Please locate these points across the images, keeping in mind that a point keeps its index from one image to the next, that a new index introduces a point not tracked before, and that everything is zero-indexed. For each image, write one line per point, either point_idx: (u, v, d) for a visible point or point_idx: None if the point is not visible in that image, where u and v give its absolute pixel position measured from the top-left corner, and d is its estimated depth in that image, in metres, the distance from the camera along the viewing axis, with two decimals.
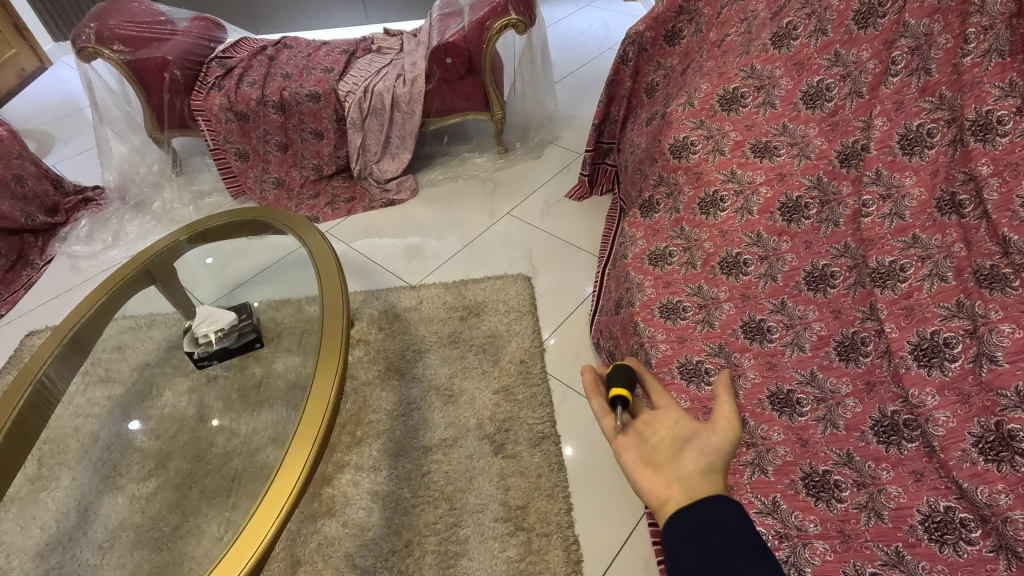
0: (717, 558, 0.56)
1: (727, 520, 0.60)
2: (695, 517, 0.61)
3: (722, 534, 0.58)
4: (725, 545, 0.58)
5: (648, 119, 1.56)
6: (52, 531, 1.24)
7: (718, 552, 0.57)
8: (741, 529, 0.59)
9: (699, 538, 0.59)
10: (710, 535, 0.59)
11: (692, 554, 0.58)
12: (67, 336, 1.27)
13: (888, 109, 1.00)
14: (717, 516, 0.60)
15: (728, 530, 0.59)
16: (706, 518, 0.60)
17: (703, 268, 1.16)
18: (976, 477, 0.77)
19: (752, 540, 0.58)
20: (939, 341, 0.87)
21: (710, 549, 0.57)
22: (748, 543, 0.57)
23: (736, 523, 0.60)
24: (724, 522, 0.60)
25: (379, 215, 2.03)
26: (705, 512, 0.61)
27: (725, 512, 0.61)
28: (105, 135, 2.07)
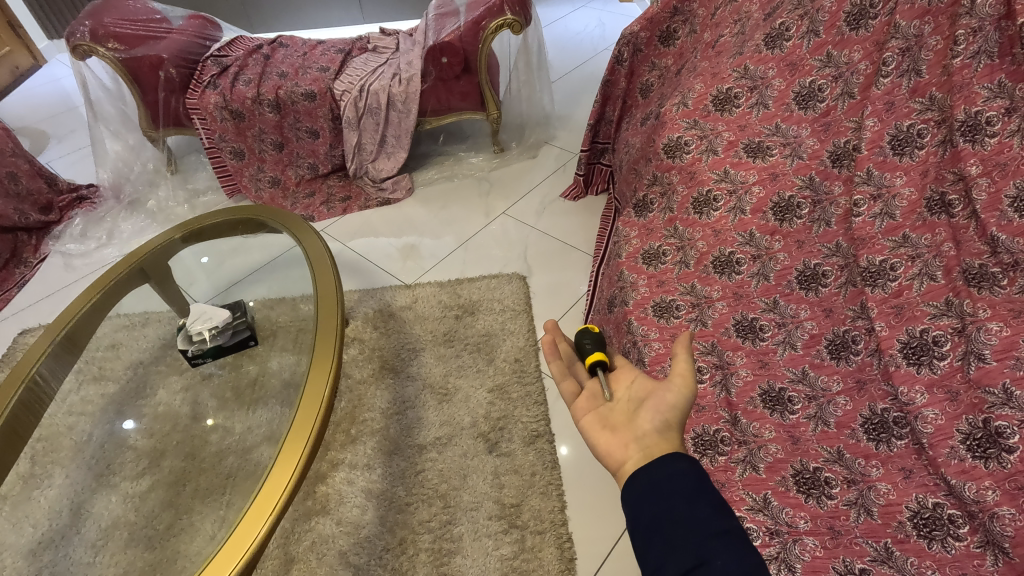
0: (676, 518, 0.52)
1: (689, 474, 0.55)
2: (655, 471, 0.56)
3: (682, 491, 0.53)
4: (686, 503, 0.53)
5: (643, 119, 1.57)
6: (45, 530, 1.24)
7: (678, 509, 0.52)
8: (701, 483, 0.54)
9: (658, 493, 0.54)
10: (668, 488, 0.54)
11: (648, 507, 0.54)
12: (61, 333, 1.27)
13: (879, 110, 1.01)
14: (678, 472, 0.55)
15: (688, 487, 0.54)
16: (664, 475, 0.55)
17: (696, 267, 1.16)
18: (964, 473, 0.78)
19: (711, 495, 0.53)
20: (928, 339, 0.88)
21: (670, 505, 0.53)
22: (709, 498, 0.53)
23: (698, 477, 0.55)
24: (686, 480, 0.54)
25: (374, 214, 2.03)
26: (667, 466, 0.56)
27: (688, 465, 0.56)
28: (100, 133, 2.06)
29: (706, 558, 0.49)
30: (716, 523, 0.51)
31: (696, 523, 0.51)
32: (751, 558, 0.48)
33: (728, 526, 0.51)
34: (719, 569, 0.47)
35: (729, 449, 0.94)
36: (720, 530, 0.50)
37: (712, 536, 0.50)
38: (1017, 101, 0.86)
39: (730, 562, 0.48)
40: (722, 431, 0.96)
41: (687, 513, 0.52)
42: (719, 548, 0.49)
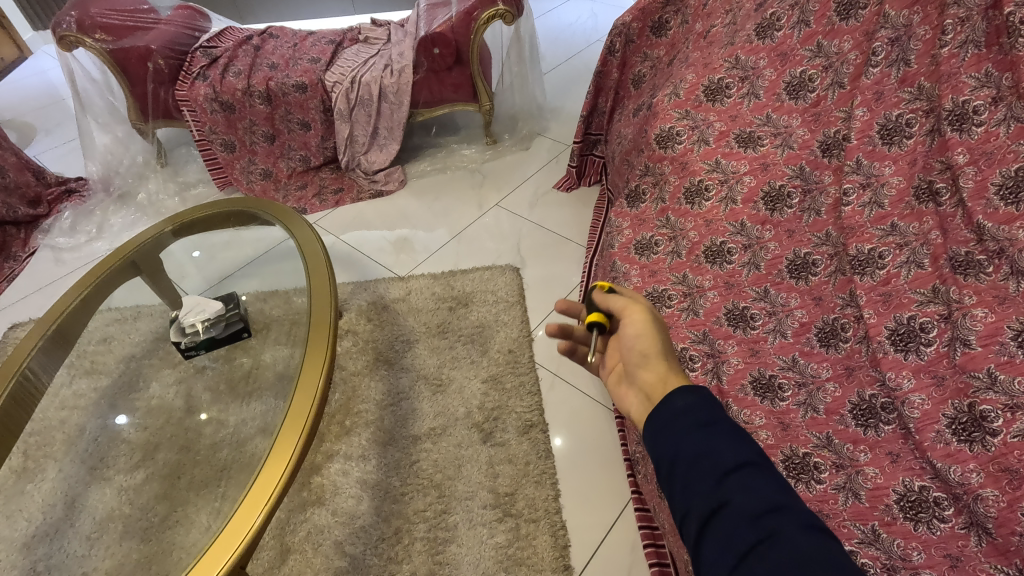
0: (689, 459, 0.50)
1: (700, 408, 0.52)
2: (663, 410, 0.54)
3: (691, 426, 0.51)
4: (695, 439, 0.51)
5: (636, 110, 1.57)
6: (39, 523, 1.23)
7: (688, 447, 0.50)
8: (712, 414, 0.52)
9: (667, 434, 0.52)
10: (679, 429, 0.52)
11: (662, 450, 0.52)
12: (51, 327, 1.26)
13: (868, 99, 1.02)
14: (686, 409, 0.53)
15: (697, 423, 0.51)
16: (673, 415, 0.53)
17: (688, 257, 1.17)
18: (949, 457, 0.79)
19: (725, 425, 0.51)
20: (915, 326, 0.89)
21: (679, 445, 0.51)
22: (721, 430, 0.50)
23: (707, 410, 0.52)
24: (694, 415, 0.52)
25: (367, 206, 2.02)
26: (675, 404, 0.54)
27: (695, 399, 0.53)
28: (87, 125, 2.04)
29: (725, 496, 0.47)
30: (732, 456, 0.49)
31: (710, 460, 0.49)
32: (773, 490, 0.47)
33: (746, 457, 0.49)
34: (739, 507, 0.46)
35: None
36: (738, 464, 0.48)
37: (729, 471, 0.48)
38: (1003, 90, 0.87)
39: (750, 496, 0.46)
40: None
41: (700, 452, 0.49)
42: (738, 484, 0.47)
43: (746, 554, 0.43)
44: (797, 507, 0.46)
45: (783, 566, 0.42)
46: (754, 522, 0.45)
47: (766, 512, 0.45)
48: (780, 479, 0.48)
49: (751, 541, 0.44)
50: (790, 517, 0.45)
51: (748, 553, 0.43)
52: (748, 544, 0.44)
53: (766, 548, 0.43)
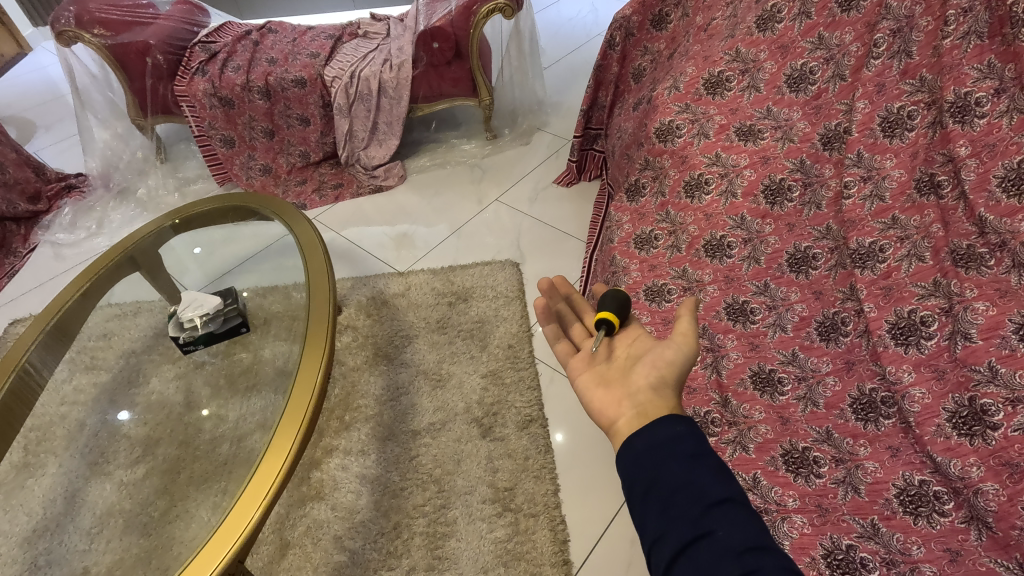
0: (674, 485, 0.49)
1: (690, 437, 0.52)
2: (647, 432, 0.53)
3: (684, 452, 0.51)
4: (683, 466, 0.50)
5: (636, 104, 1.56)
6: (39, 518, 1.24)
7: (675, 473, 0.50)
8: (700, 445, 0.52)
9: (654, 456, 0.51)
10: (669, 453, 0.51)
11: (644, 471, 0.51)
12: (51, 322, 1.26)
13: (870, 91, 1.01)
14: (677, 435, 0.52)
15: (687, 451, 0.51)
16: (664, 439, 0.52)
17: (687, 252, 1.17)
18: (949, 451, 0.79)
19: (714, 459, 0.51)
20: (916, 319, 0.89)
21: (666, 470, 0.50)
22: (708, 462, 0.50)
23: (698, 439, 0.52)
24: (685, 442, 0.52)
25: (366, 201, 2.02)
26: (667, 427, 0.53)
27: (687, 427, 0.53)
28: (87, 121, 2.04)
29: (708, 528, 0.46)
30: (719, 490, 0.49)
31: (698, 489, 0.49)
32: (756, 529, 0.47)
33: (732, 493, 0.49)
34: (723, 541, 0.46)
35: (720, 429, 0.96)
36: (725, 499, 0.48)
37: (715, 504, 0.48)
38: (1006, 82, 0.87)
39: (735, 532, 0.46)
40: (712, 412, 0.98)
41: (689, 480, 0.49)
42: (723, 518, 0.47)
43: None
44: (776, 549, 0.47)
45: None
46: (738, 558, 0.45)
47: (749, 550, 0.45)
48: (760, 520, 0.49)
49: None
50: (770, 559, 0.45)
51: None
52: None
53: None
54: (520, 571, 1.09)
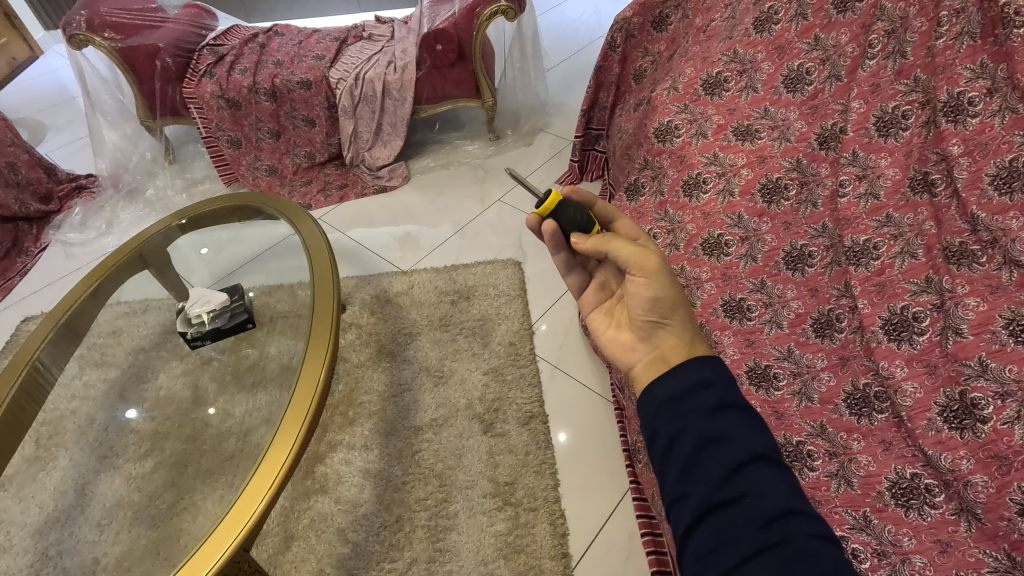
0: (698, 443, 0.50)
1: (715, 389, 0.52)
2: (674, 378, 0.54)
3: (707, 406, 0.51)
4: (709, 420, 0.50)
5: (636, 105, 1.58)
6: (51, 510, 1.27)
7: (699, 428, 0.50)
8: (727, 395, 0.51)
9: (677, 408, 0.52)
10: (692, 409, 0.51)
11: (666, 424, 0.52)
12: (62, 320, 1.29)
13: (865, 91, 1.04)
14: (701, 383, 0.53)
15: (711, 403, 0.51)
16: (687, 390, 0.53)
17: (685, 250, 1.18)
18: (940, 444, 0.80)
19: (742, 412, 0.51)
20: (908, 315, 0.90)
21: (689, 424, 0.51)
22: (735, 417, 0.50)
23: (723, 389, 0.52)
24: (708, 393, 0.52)
25: (371, 201, 2.05)
26: (692, 374, 0.53)
27: (711, 375, 0.53)
28: (97, 123, 2.07)
29: (734, 493, 0.47)
30: (745, 447, 0.49)
31: (723, 447, 0.49)
32: (783, 490, 0.47)
33: (760, 449, 0.49)
34: (748, 507, 0.46)
35: None
36: (750, 459, 0.48)
37: (740, 463, 0.48)
38: (998, 81, 0.88)
39: (762, 496, 0.46)
40: None
41: (712, 437, 0.49)
42: (747, 480, 0.47)
43: (748, 556, 0.44)
44: (806, 511, 0.47)
45: (789, 572, 0.43)
46: (763, 527, 0.45)
47: (777, 518, 0.45)
48: (792, 478, 0.48)
49: (756, 543, 0.44)
50: (799, 522, 0.45)
51: (751, 556, 0.44)
52: (753, 544, 0.45)
53: (773, 555, 0.44)
54: (519, 564, 1.11)
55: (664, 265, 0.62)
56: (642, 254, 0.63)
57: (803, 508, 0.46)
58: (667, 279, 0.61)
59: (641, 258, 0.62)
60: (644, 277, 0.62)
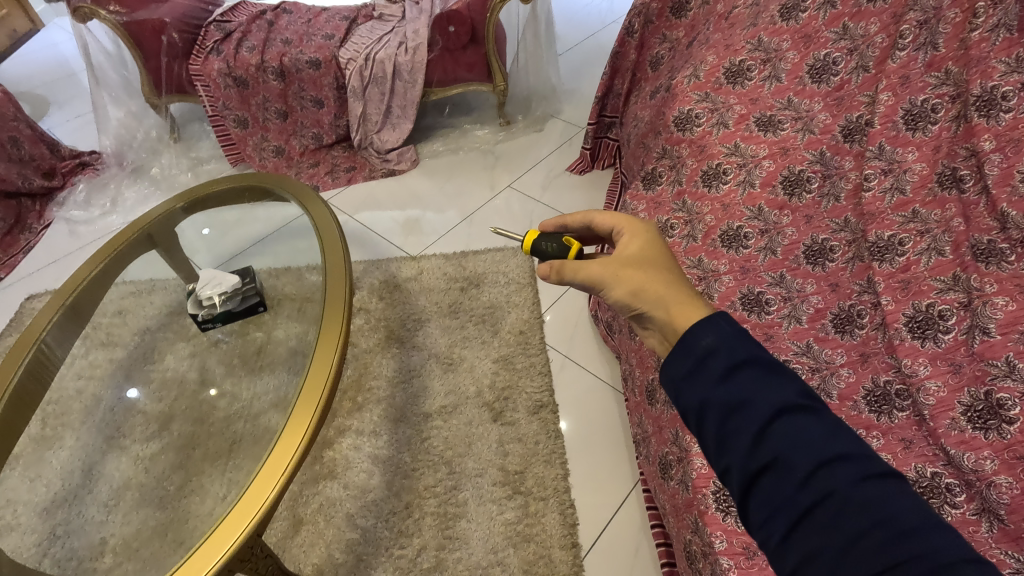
0: (722, 415, 0.47)
1: (722, 352, 0.49)
2: (681, 351, 0.51)
3: (717, 374, 0.48)
4: (725, 388, 0.48)
5: (653, 92, 1.55)
6: (58, 489, 1.27)
7: (718, 400, 0.47)
8: (737, 355, 0.48)
9: (691, 381, 0.49)
10: (705, 379, 0.49)
11: (687, 400, 0.50)
12: (67, 301, 1.27)
13: (893, 83, 1.01)
14: (707, 351, 0.49)
15: (722, 369, 0.48)
16: (695, 361, 0.50)
17: (703, 241, 1.15)
18: (963, 444, 0.80)
19: (758, 368, 0.48)
20: (934, 313, 0.89)
21: (707, 398, 0.48)
22: (751, 376, 0.47)
23: (730, 350, 0.49)
24: (717, 359, 0.49)
25: (379, 185, 2.02)
26: (695, 344, 0.50)
27: (715, 338, 0.50)
28: (101, 99, 2.03)
29: (771, 456, 0.45)
30: (768, 406, 0.46)
31: (746, 412, 0.46)
32: (818, 438, 0.44)
33: (784, 403, 0.46)
34: (789, 468, 0.44)
35: None
36: (775, 416, 0.46)
37: (768, 425, 0.45)
38: None
39: (797, 453, 0.44)
40: None
41: (733, 406, 0.47)
42: (779, 440, 0.45)
43: (799, 518, 0.43)
44: (849, 452, 0.44)
45: (843, 525, 0.41)
46: (807, 485, 0.43)
47: (819, 472, 0.43)
48: (826, 420, 0.46)
49: (802, 505, 0.43)
50: (841, 469, 0.43)
51: (800, 518, 0.43)
52: (800, 506, 0.43)
53: (823, 512, 0.42)
54: (529, 553, 1.11)
55: (609, 270, 0.64)
56: (588, 270, 0.66)
57: (842, 452, 0.44)
58: (617, 281, 0.62)
59: (591, 275, 0.65)
60: (601, 290, 0.65)
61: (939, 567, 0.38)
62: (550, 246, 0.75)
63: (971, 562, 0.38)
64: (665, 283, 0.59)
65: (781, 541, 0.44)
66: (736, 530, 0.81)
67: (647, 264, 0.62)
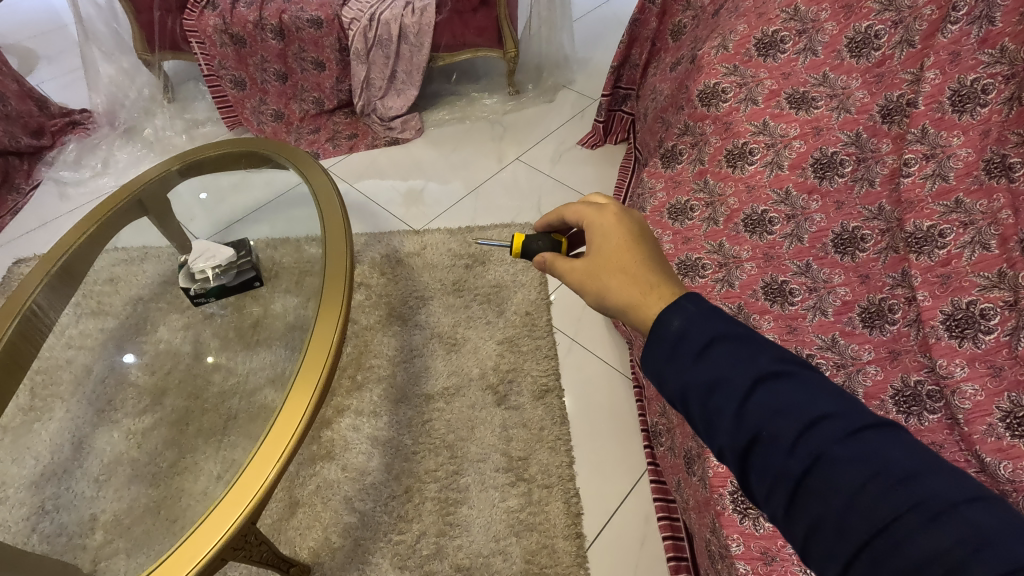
0: (702, 395, 0.45)
1: (692, 331, 0.47)
2: (655, 338, 0.49)
3: (690, 354, 0.46)
4: (701, 367, 0.46)
5: (673, 64, 1.46)
6: (48, 462, 1.24)
7: (696, 381, 0.45)
8: (708, 332, 0.46)
9: (667, 366, 0.47)
10: (679, 362, 0.47)
11: (670, 389, 0.48)
12: (57, 263, 1.22)
13: (942, 60, 0.93)
14: (678, 333, 0.48)
15: (695, 349, 0.46)
16: (669, 344, 0.48)
17: (725, 225, 1.10)
18: (1001, 452, 0.75)
19: (729, 341, 0.46)
20: (975, 311, 0.83)
21: (686, 381, 0.46)
22: (724, 349, 0.46)
23: (700, 328, 0.47)
24: (688, 340, 0.47)
25: (381, 154, 1.94)
26: (665, 331, 0.48)
27: (683, 319, 0.48)
28: (91, 53, 1.94)
29: (755, 429, 0.42)
30: (745, 377, 0.44)
31: (722, 389, 0.44)
32: (799, 399, 0.42)
33: (757, 372, 0.44)
34: (775, 435, 0.41)
35: None
36: (752, 386, 0.44)
37: (747, 398, 0.43)
38: None
39: (779, 419, 0.42)
40: None
41: (709, 384, 0.45)
42: (760, 410, 0.43)
43: (795, 489, 0.40)
44: (834, 408, 0.42)
45: (840, 489, 0.38)
46: (796, 450, 0.41)
47: (805, 434, 0.41)
48: (806, 379, 0.43)
49: (795, 472, 0.40)
50: (826, 427, 0.41)
51: (797, 487, 0.40)
52: (793, 475, 0.40)
53: (818, 475, 0.39)
54: (532, 542, 1.08)
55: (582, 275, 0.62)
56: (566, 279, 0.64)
57: (825, 411, 0.41)
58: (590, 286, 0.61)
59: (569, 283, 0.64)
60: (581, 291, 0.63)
61: (941, 513, 0.36)
62: (538, 245, 0.71)
63: (974, 502, 0.36)
64: (621, 283, 0.57)
65: (785, 516, 0.41)
66: (753, 534, 0.78)
67: (615, 255, 0.59)
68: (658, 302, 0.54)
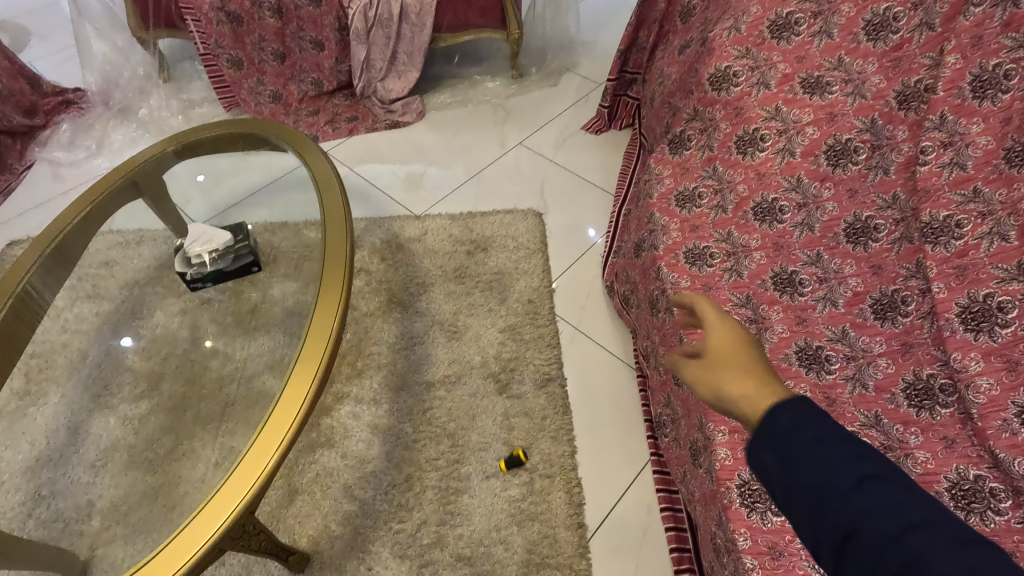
0: (801, 487, 0.45)
1: (797, 425, 0.47)
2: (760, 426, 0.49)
3: (795, 442, 0.46)
4: (804, 458, 0.45)
5: (682, 47, 1.42)
6: (43, 448, 1.22)
7: (801, 471, 0.45)
8: (820, 429, 0.46)
9: (767, 448, 0.47)
10: (779, 449, 0.47)
11: (772, 481, 0.47)
12: (53, 242, 1.19)
13: (963, 44, 0.89)
14: (783, 423, 0.47)
15: (803, 439, 0.46)
16: (774, 431, 0.48)
17: (734, 213, 1.08)
18: (1014, 448, 0.74)
19: (826, 434, 0.46)
20: (992, 305, 0.81)
21: (786, 471, 0.46)
22: (831, 446, 0.45)
23: (812, 422, 0.47)
24: (796, 431, 0.47)
25: (381, 137, 1.90)
26: (772, 427, 0.48)
27: (790, 411, 0.48)
28: (84, 30, 1.89)
29: (854, 525, 0.42)
30: (849, 474, 0.44)
31: (827, 482, 0.44)
32: (901, 504, 0.42)
33: (861, 472, 0.44)
34: (875, 536, 0.41)
35: None
36: (854, 484, 0.43)
37: (849, 494, 0.43)
38: None
39: (882, 521, 0.41)
40: None
41: (810, 475, 0.44)
42: (861, 507, 0.42)
43: None
44: (938, 517, 0.41)
45: None
46: (895, 550, 0.40)
47: (908, 538, 0.40)
48: (912, 487, 0.43)
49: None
50: (927, 534, 0.40)
51: None
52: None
53: (918, 572, 0.38)
54: (533, 532, 1.07)
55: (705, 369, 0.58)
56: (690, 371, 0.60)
57: (925, 519, 0.41)
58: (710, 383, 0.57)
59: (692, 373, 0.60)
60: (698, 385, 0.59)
61: None
62: None
63: None
64: (742, 382, 0.54)
65: None
66: (761, 528, 0.78)
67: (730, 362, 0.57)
68: (771, 397, 0.52)
